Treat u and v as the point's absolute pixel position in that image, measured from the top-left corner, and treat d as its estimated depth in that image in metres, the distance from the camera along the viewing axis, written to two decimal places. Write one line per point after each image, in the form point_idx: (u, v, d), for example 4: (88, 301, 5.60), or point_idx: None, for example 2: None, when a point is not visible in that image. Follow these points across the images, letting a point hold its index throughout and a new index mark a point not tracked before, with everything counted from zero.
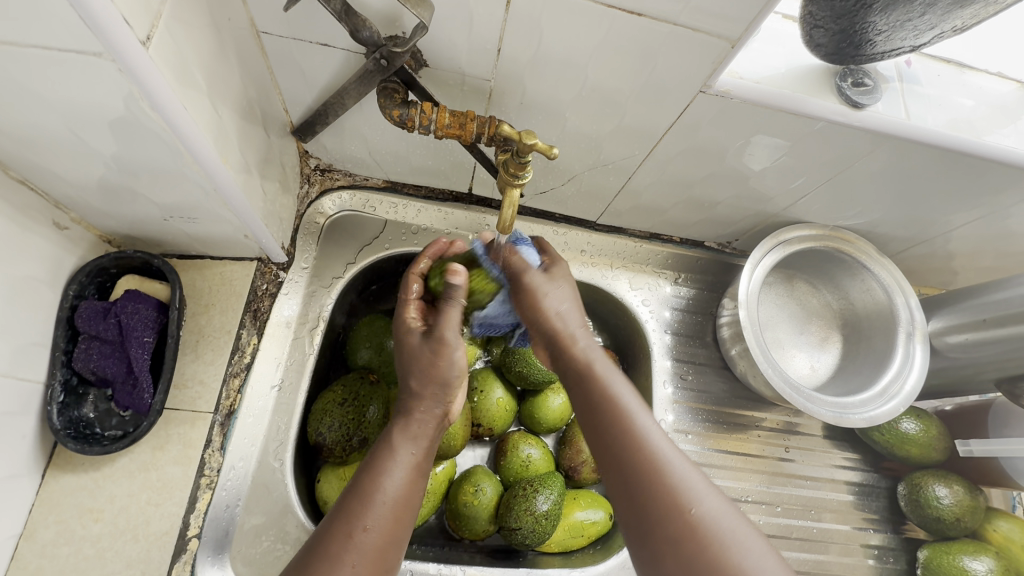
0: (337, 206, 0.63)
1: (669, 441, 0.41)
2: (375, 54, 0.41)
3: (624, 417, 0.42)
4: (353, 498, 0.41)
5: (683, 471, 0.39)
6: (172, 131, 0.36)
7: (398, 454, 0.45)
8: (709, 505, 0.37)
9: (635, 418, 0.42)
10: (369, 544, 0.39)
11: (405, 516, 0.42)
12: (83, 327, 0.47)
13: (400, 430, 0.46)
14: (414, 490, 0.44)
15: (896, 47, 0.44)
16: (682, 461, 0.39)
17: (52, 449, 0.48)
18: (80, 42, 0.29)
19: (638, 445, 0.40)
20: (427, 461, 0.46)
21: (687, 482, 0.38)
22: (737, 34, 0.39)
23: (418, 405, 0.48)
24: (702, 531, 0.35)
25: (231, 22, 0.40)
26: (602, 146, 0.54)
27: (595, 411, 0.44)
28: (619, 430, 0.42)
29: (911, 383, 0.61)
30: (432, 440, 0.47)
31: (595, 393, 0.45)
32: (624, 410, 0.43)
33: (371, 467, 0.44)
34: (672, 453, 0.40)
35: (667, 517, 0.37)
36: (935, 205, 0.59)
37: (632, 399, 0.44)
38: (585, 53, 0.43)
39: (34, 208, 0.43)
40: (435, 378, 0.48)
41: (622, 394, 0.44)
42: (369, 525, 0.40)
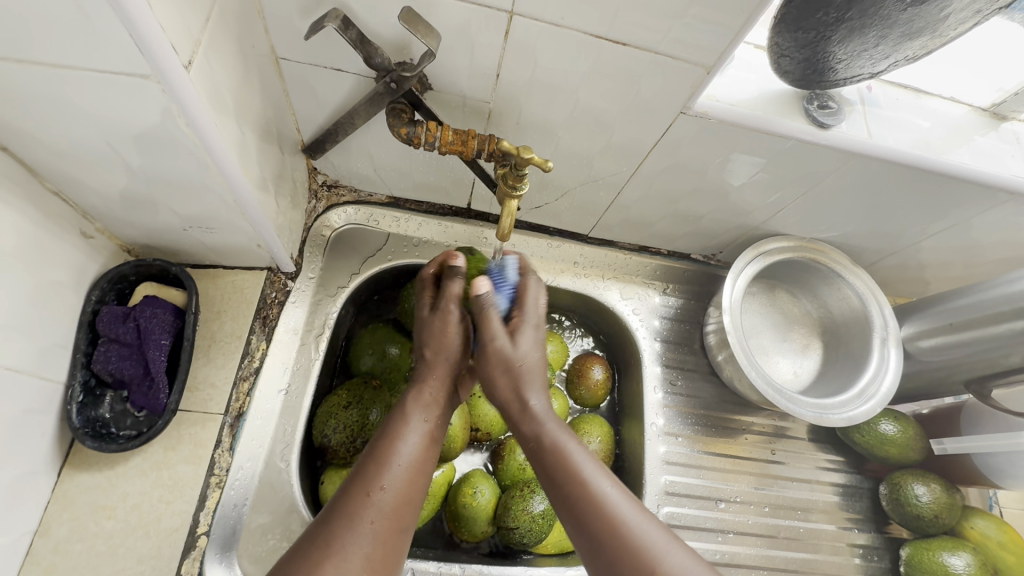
0: (344, 220, 0.67)
1: (631, 502, 0.44)
2: (386, 78, 0.45)
3: (583, 483, 0.44)
4: (369, 461, 0.44)
5: (645, 527, 0.42)
6: (203, 145, 0.39)
7: (412, 419, 0.48)
8: (675, 559, 0.40)
9: (593, 480, 0.44)
10: (386, 501, 0.42)
11: (418, 479, 0.45)
12: (103, 330, 0.49)
13: (414, 397, 0.49)
14: (425, 455, 0.47)
15: (857, 73, 0.49)
16: (643, 518, 0.42)
17: (68, 447, 0.50)
18: (131, 66, 0.32)
19: (605, 509, 0.42)
20: (439, 428, 0.49)
21: (651, 541, 0.41)
22: (711, 61, 0.44)
23: (429, 375, 0.51)
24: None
25: (255, 49, 0.44)
26: (593, 162, 0.58)
27: (560, 495, 0.44)
28: (586, 503, 0.43)
29: (886, 385, 0.64)
30: (443, 410, 0.50)
31: (552, 460, 0.46)
32: (585, 478, 0.44)
33: (387, 433, 0.47)
34: (632, 513, 0.43)
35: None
36: (901, 218, 0.63)
37: (587, 462, 0.45)
38: (575, 77, 0.47)
39: (63, 217, 0.46)
40: (445, 345, 0.52)
41: (581, 459, 0.46)
42: (385, 484, 0.43)
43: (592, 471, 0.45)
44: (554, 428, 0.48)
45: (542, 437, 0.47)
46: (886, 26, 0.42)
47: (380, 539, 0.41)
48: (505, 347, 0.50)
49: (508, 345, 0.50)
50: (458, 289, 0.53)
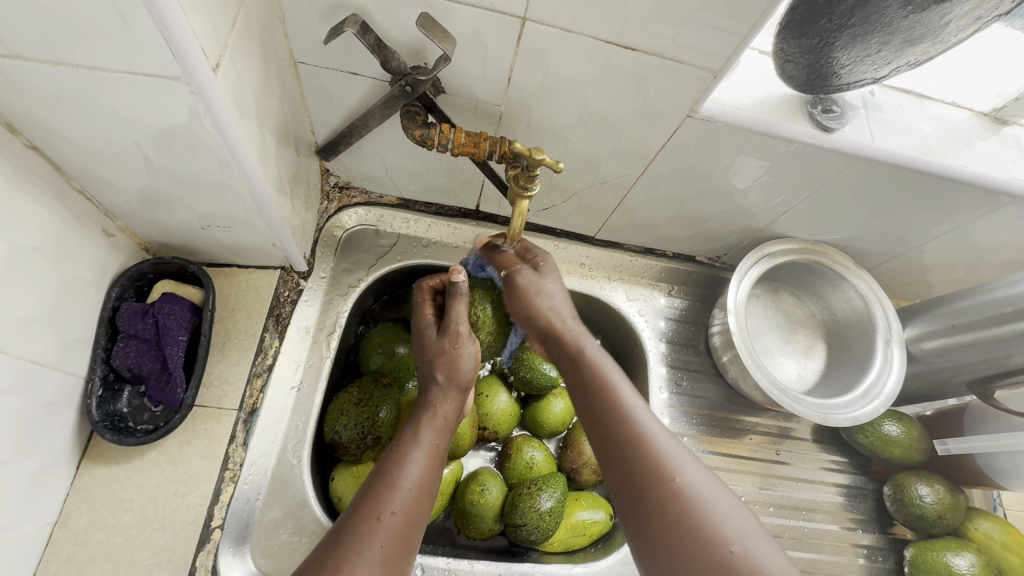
0: (355, 221, 0.68)
1: (658, 422, 0.47)
2: (402, 81, 0.46)
3: (615, 398, 0.48)
4: (379, 484, 0.45)
5: (668, 444, 0.44)
6: (226, 145, 0.40)
7: (421, 442, 0.49)
8: (691, 476, 0.42)
9: (625, 398, 0.48)
10: (394, 525, 0.43)
11: (424, 502, 0.46)
12: (122, 326, 0.51)
13: (426, 420, 0.51)
14: (432, 477, 0.48)
15: (859, 79, 0.50)
16: (667, 437, 0.45)
17: (87, 441, 0.51)
18: (162, 68, 0.34)
19: (632, 424, 0.46)
20: (445, 450, 0.51)
21: (671, 455, 0.43)
22: (718, 66, 0.45)
23: (441, 401, 0.53)
24: (685, 496, 0.41)
25: (275, 53, 0.45)
26: (600, 165, 0.59)
27: (593, 406, 0.49)
28: (615, 414, 0.47)
29: (890, 385, 0.65)
30: (450, 431, 0.52)
31: (592, 387, 0.50)
32: (619, 395, 0.48)
33: (394, 455, 0.48)
34: (659, 432, 0.45)
35: (655, 486, 0.42)
36: (904, 221, 0.64)
37: (625, 386, 0.50)
38: (585, 81, 0.49)
39: (87, 215, 0.47)
40: (459, 374, 0.54)
41: (614, 379, 0.50)
42: (394, 508, 0.43)
43: (623, 388, 0.49)
44: (591, 354, 0.53)
45: (579, 352, 0.53)
46: (888, 32, 0.43)
47: (388, 561, 0.41)
48: (528, 281, 0.56)
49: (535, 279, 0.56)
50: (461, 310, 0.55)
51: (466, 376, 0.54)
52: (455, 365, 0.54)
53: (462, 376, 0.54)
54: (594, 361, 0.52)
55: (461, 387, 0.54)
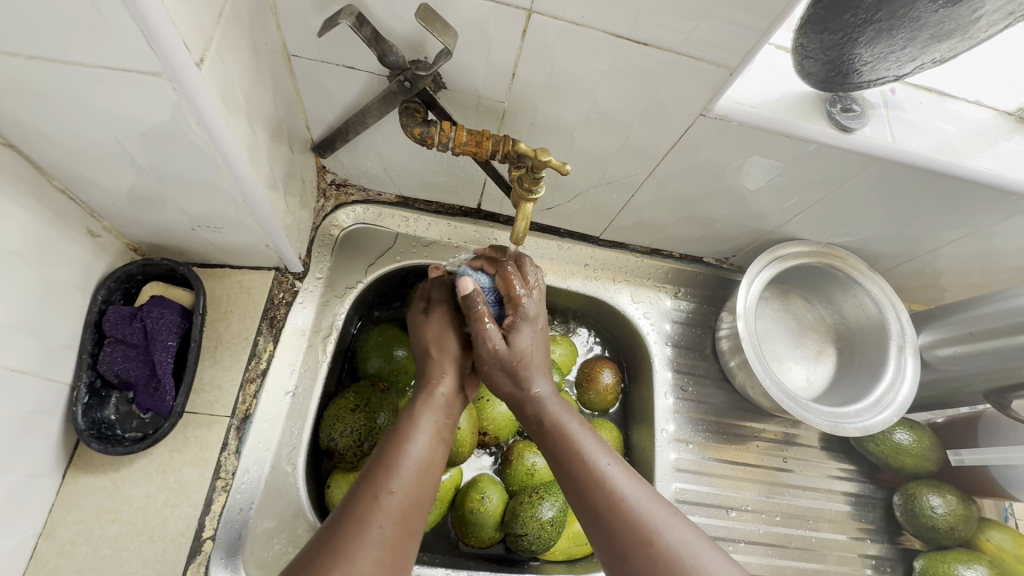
0: (352, 219, 0.66)
1: (629, 477, 0.44)
2: (400, 76, 0.44)
3: (584, 458, 0.45)
4: (377, 464, 0.43)
5: (646, 504, 0.42)
6: (214, 144, 0.38)
7: (421, 424, 0.47)
8: (673, 533, 0.40)
9: (592, 456, 0.45)
10: (393, 505, 0.40)
11: (426, 482, 0.43)
12: (109, 330, 0.49)
13: (422, 401, 0.49)
14: (434, 457, 0.46)
15: (881, 76, 0.47)
16: (643, 493, 0.42)
17: (73, 449, 0.49)
18: (142, 63, 0.32)
19: (604, 484, 0.43)
20: (447, 430, 0.49)
21: (650, 514, 0.41)
22: (735, 62, 0.43)
23: (438, 378, 0.51)
24: (669, 561, 0.38)
25: (267, 45, 0.43)
26: (607, 165, 0.57)
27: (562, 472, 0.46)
28: (584, 476, 0.44)
29: (903, 394, 0.63)
30: (451, 413, 0.50)
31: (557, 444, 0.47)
32: (585, 454, 0.45)
33: (393, 438, 0.45)
34: (631, 488, 0.43)
35: (637, 554, 0.39)
36: (920, 224, 0.62)
37: (592, 442, 0.47)
38: (594, 78, 0.46)
39: (70, 215, 0.45)
40: (448, 349, 0.52)
41: (581, 434, 0.47)
42: (394, 488, 0.41)
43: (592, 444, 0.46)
44: (557, 411, 0.49)
45: (544, 418, 0.49)
46: (915, 28, 0.40)
47: (389, 543, 0.38)
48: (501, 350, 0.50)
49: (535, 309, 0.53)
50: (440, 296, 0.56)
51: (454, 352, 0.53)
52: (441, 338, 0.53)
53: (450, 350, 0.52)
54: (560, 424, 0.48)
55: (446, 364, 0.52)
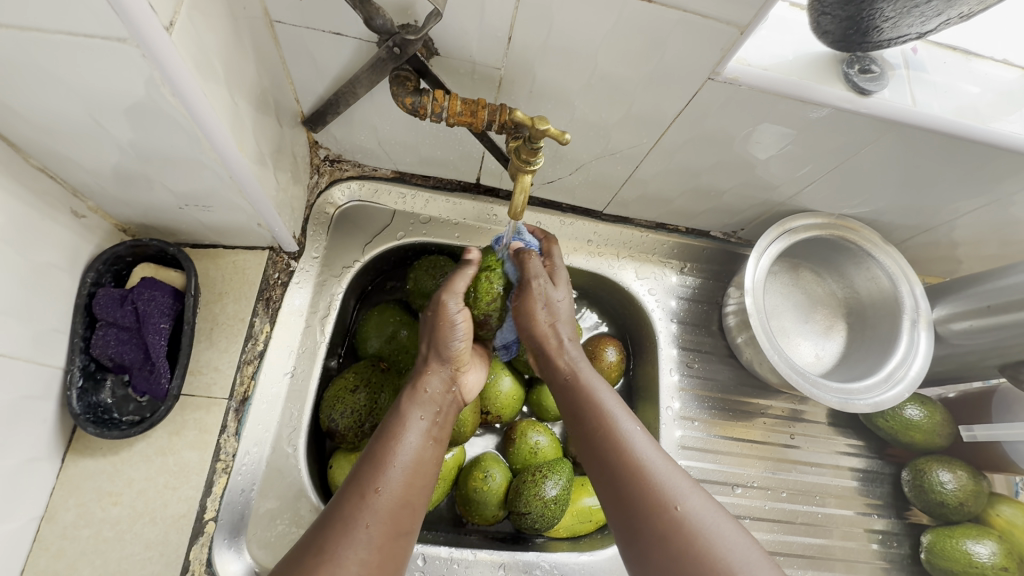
0: (347, 196, 0.64)
1: (653, 445, 0.44)
2: (389, 42, 0.42)
3: (605, 420, 0.45)
4: (366, 464, 0.42)
5: (659, 464, 0.42)
6: (191, 117, 0.36)
7: (409, 421, 0.46)
8: (691, 502, 0.39)
9: (615, 417, 0.45)
10: (382, 505, 0.40)
11: (417, 480, 0.43)
12: (100, 313, 0.48)
13: (411, 398, 0.48)
14: (425, 456, 0.45)
15: (903, 34, 0.44)
16: (664, 462, 0.42)
17: (72, 433, 0.49)
18: (105, 28, 0.30)
19: (622, 446, 0.43)
20: (437, 428, 0.48)
21: (667, 480, 0.41)
22: (746, 19, 0.40)
23: (427, 375, 0.50)
24: (685, 524, 0.38)
25: (247, 11, 0.40)
26: (610, 134, 0.54)
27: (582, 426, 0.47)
28: (603, 435, 0.45)
29: (915, 369, 0.61)
30: (442, 409, 0.49)
31: (580, 400, 0.48)
32: (607, 414, 0.46)
33: (383, 435, 0.45)
34: (654, 455, 0.43)
35: (649, 513, 0.39)
36: (939, 194, 0.59)
37: (613, 402, 0.47)
38: (595, 40, 0.43)
39: (53, 195, 0.44)
40: (441, 345, 0.51)
41: (606, 397, 0.48)
42: (381, 487, 0.41)
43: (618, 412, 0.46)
44: (581, 367, 0.50)
45: (575, 373, 0.50)
46: None
47: (377, 543, 0.39)
48: (543, 316, 0.52)
49: (543, 298, 0.52)
50: (461, 284, 0.52)
51: (452, 347, 0.51)
52: (440, 333, 0.51)
53: (445, 346, 0.51)
54: (586, 381, 0.49)
55: (446, 360, 0.51)
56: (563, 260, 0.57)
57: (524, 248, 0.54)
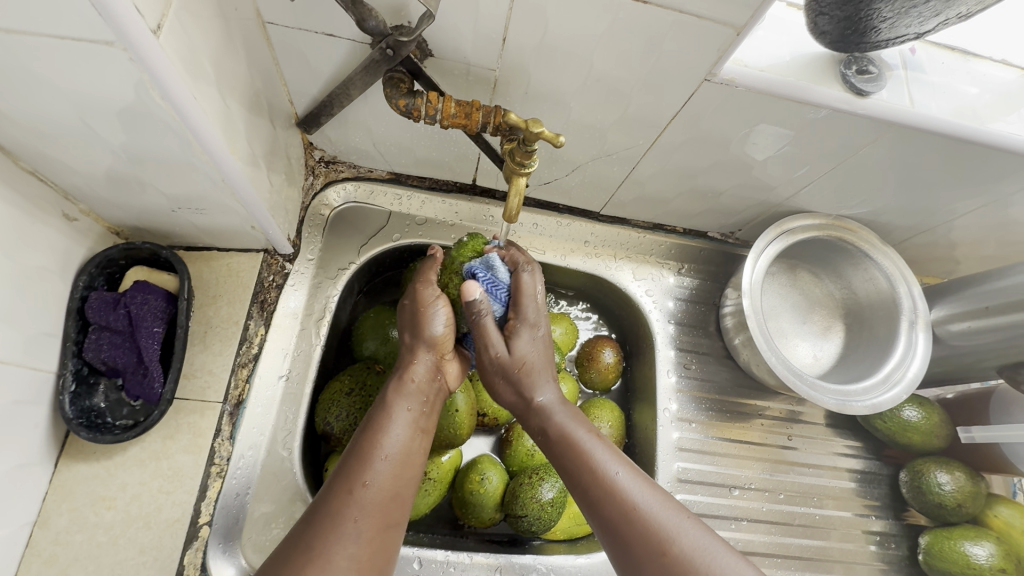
0: (342, 198, 0.64)
1: (644, 485, 0.42)
2: (382, 43, 0.41)
3: (595, 464, 0.43)
4: (353, 457, 0.42)
5: (654, 505, 0.40)
6: (181, 120, 0.36)
7: (397, 412, 0.45)
8: (688, 537, 0.38)
9: (601, 460, 0.43)
10: (371, 498, 0.40)
11: (405, 472, 0.43)
12: (92, 317, 0.47)
13: (397, 387, 0.47)
14: (412, 447, 0.45)
15: (901, 34, 0.44)
16: (656, 498, 0.41)
17: (65, 438, 0.48)
18: (92, 31, 0.29)
19: (616, 492, 0.41)
20: (425, 417, 0.47)
21: (663, 520, 0.39)
22: (742, 21, 0.39)
23: (413, 363, 0.49)
24: (686, 567, 0.37)
25: (238, 12, 0.40)
26: (606, 135, 0.54)
27: (570, 466, 0.44)
28: (591, 478, 0.43)
29: (913, 370, 0.61)
30: (428, 397, 0.48)
31: (563, 448, 0.46)
32: (596, 458, 0.44)
33: (370, 427, 0.45)
34: (645, 495, 0.41)
35: (651, 563, 0.38)
36: (937, 194, 0.59)
37: (599, 444, 0.45)
38: (590, 41, 0.43)
39: (44, 199, 0.43)
40: (426, 331, 0.50)
41: (590, 443, 0.45)
42: (369, 481, 0.41)
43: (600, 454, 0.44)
44: (563, 420, 0.47)
45: (550, 429, 0.47)
46: None
47: (367, 538, 0.38)
48: (500, 355, 0.48)
49: (506, 352, 0.48)
50: (434, 273, 0.52)
51: (437, 334, 0.50)
52: (423, 322, 0.50)
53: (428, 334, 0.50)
54: (566, 430, 0.46)
55: (431, 347, 0.50)
56: (540, 278, 0.52)
57: (478, 295, 0.47)
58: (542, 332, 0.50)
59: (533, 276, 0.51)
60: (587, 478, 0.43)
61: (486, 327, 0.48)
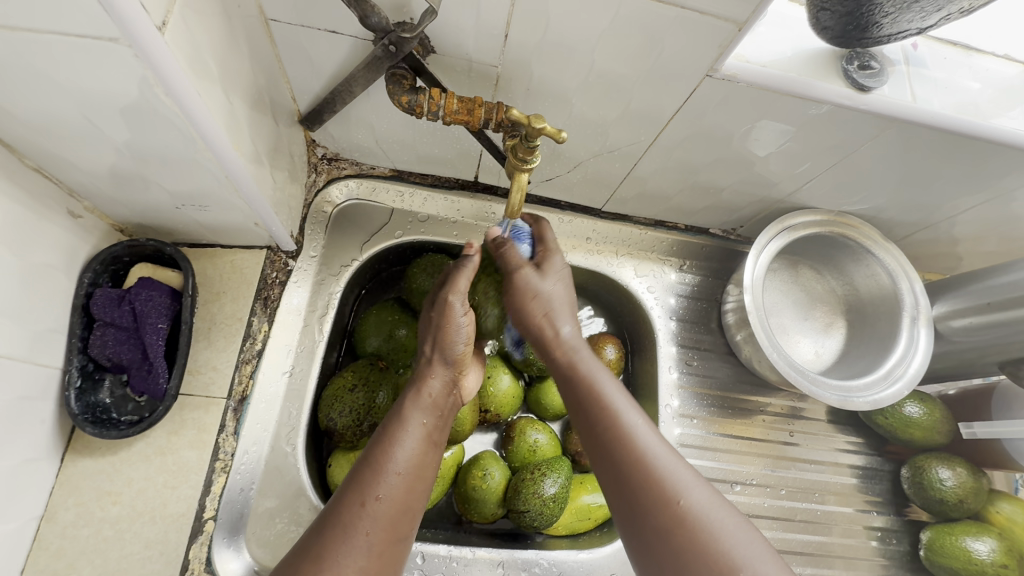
0: (345, 195, 0.64)
1: (658, 439, 0.42)
2: (384, 40, 0.41)
3: (611, 413, 0.44)
4: (365, 469, 0.42)
5: (663, 457, 0.41)
6: (185, 117, 0.36)
7: (409, 424, 0.46)
8: (697, 497, 0.39)
9: (618, 410, 0.44)
10: (382, 512, 0.40)
11: (416, 485, 0.43)
12: (97, 314, 0.48)
13: (412, 401, 0.47)
14: (424, 460, 0.45)
15: (903, 29, 0.43)
16: (669, 457, 0.41)
17: (70, 433, 0.49)
18: (97, 28, 0.29)
19: (628, 443, 0.42)
20: (437, 432, 0.48)
21: (675, 476, 0.40)
22: (744, 16, 0.39)
23: (429, 376, 0.49)
24: (692, 522, 0.37)
25: (241, 9, 0.40)
26: (608, 132, 0.54)
27: (589, 413, 0.45)
28: (607, 429, 0.43)
29: (915, 366, 0.61)
30: (441, 410, 0.49)
31: (582, 389, 0.46)
32: (612, 406, 0.44)
33: (382, 437, 0.45)
34: (659, 449, 0.41)
35: (655, 511, 0.39)
36: (939, 190, 0.59)
37: (616, 393, 0.45)
38: (591, 37, 0.43)
39: (49, 196, 0.44)
40: (446, 345, 0.50)
41: (608, 388, 0.46)
42: (381, 495, 0.41)
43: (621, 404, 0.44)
44: (589, 367, 0.47)
45: (574, 368, 0.47)
46: None
47: (376, 551, 0.39)
48: (533, 280, 0.49)
49: (534, 284, 0.49)
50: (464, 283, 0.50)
51: (455, 347, 0.50)
52: (443, 333, 0.50)
53: (450, 347, 0.50)
54: (590, 373, 0.47)
55: (449, 362, 0.50)
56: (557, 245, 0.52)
57: (506, 236, 0.51)
58: (568, 271, 0.51)
59: (551, 230, 0.53)
60: (601, 427, 0.43)
61: (515, 260, 0.49)
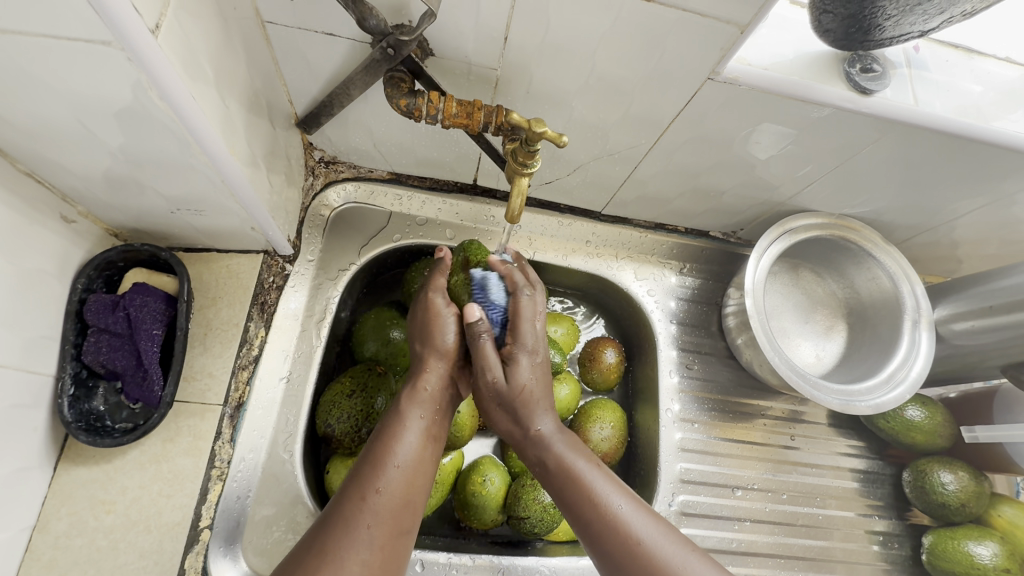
0: (343, 198, 0.63)
1: (647, 517, 0.42)
2: (383, 42, 0.41)
3: (600, 503, 0.43)
4: (365, 464, 0.42)
5: (657, 535, 0.41)
6: (180, 120, 0.36)
7: (409, 419, 0.45)
8: (695, 573, 0.39)
9: (605, 498, 0.43)
10: (383, 505, 0.40)
11: (417, 480, 0.43)
12: (91, 320, 0.47)
13: (409, 397, 0.47)
14: (424, 454, 0.44)
15: (906, 32, 0.43)
16: (664, 535, 0.41)
17: (64, 441, 0.48)
18: (89, 31, 0.29)
19: (621, 529, 0.41)
20: (438, 426, 0.47)
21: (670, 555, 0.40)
22: (746, 19, 0.39)
23: (425, 372, 0.49)
24: None
25: (237, 11, 0.39)
26: (608, 135, 0.54)
27: (576, 506, 0.43)
28: (598, 523, 0.42)
29: (917, 370, 0.61)
30: (441, 406, 0.48)
31: (564, 484, 0.45)
32: (599, 497, 0.43)
33: (382, 433, 0.44)
34: (648, 527, 0.41)
35: None
36: (940, 194, 0.58)
37: (602, 479, 0.44)
38: (592, 40, 0.43)
39: (41, 200, 0.43)
40: (437, 340, 0.49)
41: (590, 475, 0.45)
42: (381, 488, 0.40)
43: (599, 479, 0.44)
44: (563, 450, 0.46)
45: (552, 459, 0.46)
46: None
47: (379, 544, 0.38)
48: (500, 382, 0.47)
49: (504, 379, 0.47)
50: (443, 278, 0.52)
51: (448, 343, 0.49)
52: (433, 333, 0.50)
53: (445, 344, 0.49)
54: (570, 463, 0.46)
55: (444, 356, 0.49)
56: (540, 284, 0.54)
57: (478, 317, 0.48)
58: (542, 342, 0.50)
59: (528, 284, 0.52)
60: (590, 522, 0.42)
61: (485, 353, 0.47)
